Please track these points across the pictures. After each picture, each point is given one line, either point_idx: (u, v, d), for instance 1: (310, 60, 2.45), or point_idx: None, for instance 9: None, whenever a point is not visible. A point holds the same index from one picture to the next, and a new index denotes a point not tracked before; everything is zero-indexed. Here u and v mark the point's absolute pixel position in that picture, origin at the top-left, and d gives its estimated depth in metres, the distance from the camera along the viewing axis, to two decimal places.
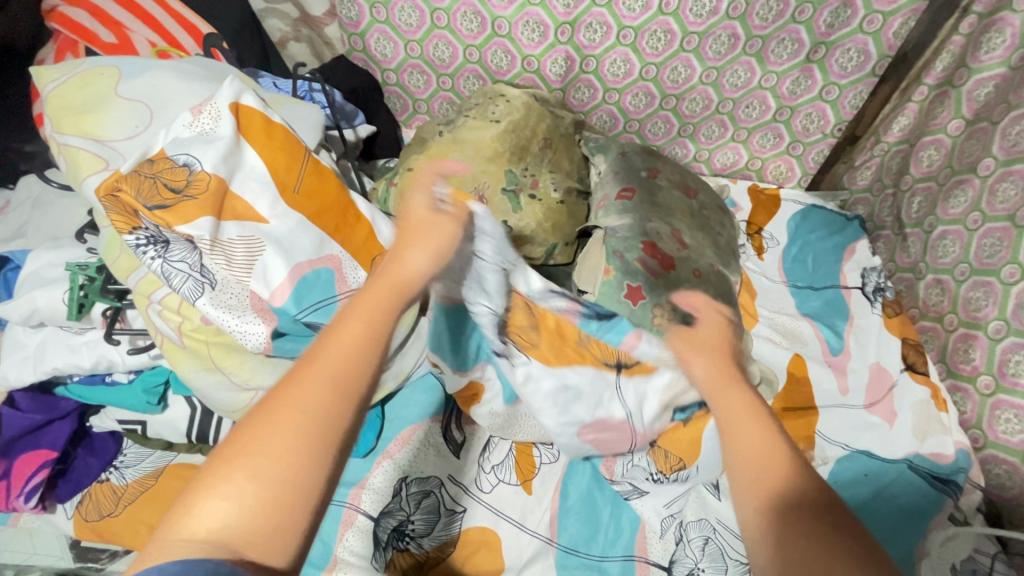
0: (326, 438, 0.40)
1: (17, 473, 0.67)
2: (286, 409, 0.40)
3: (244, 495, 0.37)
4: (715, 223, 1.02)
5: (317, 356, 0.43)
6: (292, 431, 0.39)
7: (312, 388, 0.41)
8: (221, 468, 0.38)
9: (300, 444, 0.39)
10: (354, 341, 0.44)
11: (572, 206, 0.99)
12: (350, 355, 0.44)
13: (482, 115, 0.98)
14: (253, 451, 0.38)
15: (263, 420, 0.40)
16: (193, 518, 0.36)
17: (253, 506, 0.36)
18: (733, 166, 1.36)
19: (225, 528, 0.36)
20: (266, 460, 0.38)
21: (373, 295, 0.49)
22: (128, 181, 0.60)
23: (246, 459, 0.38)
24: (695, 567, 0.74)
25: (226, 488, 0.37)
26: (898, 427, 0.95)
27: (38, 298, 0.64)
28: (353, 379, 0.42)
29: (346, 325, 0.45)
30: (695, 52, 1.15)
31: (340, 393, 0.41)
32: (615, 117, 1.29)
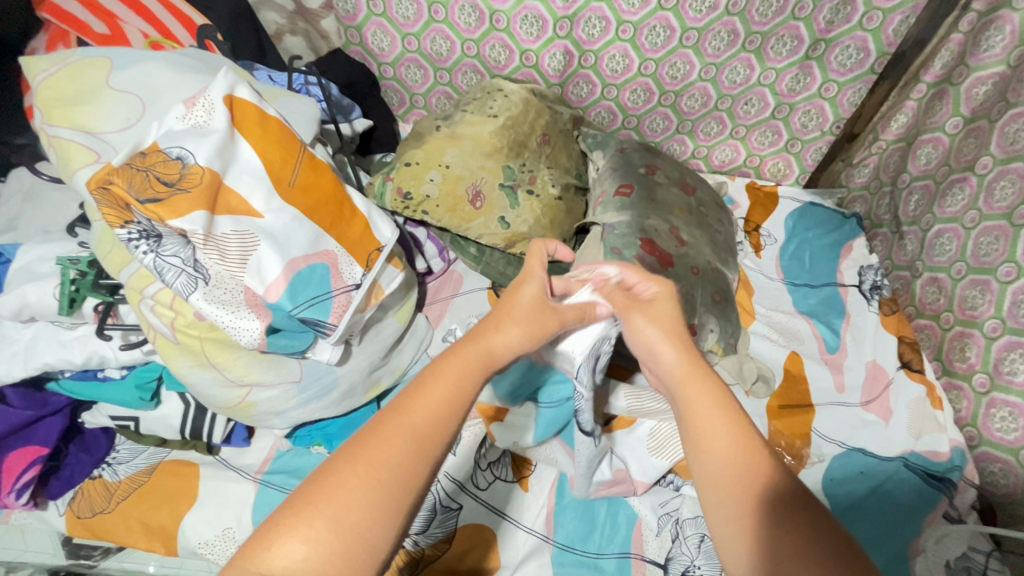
0: (400, 497, 0.40)
1: (8, 470, 0.66)
2: (363, 455, 0.41)
3: (321, 538, 0.37)
4: (713, 221, 1.02)
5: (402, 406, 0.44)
6: (375, 476, 0.40)
7: (392, 440, 0.42)
8: (298, 505, 0.38)
9: (376, 494, 0.39)
10: (446, 399, 0.45)
11: (570, 202, 0.98)
12: (438, 410, 0.44)
13: (480, 109, 0.97)
14: (327, 489, 0.39)
15: (342, 464, 0.40)
16: (269, 553, 0.36)
17: (330, 550, 0.37)
18: (732, 163, 1.36)
19: (300, 570, 0.36)
20: (348, 506, 0.38)
21: (465, 359, 0.48)
22: (120, 175, 0.58)
23: (324, 504, 0.38)
24: (691, 564, 0.74)
25: (304, 529, 0.37)
26: (893, 425, 0.96)
27: (29, 293, 0.63)
28: (432, 438, 0.43)
29: (432, 385, 0.46)
30: (694, 48, 1.14)
31: (418, 449, 0.42)
32: (613, 113, 1.28)
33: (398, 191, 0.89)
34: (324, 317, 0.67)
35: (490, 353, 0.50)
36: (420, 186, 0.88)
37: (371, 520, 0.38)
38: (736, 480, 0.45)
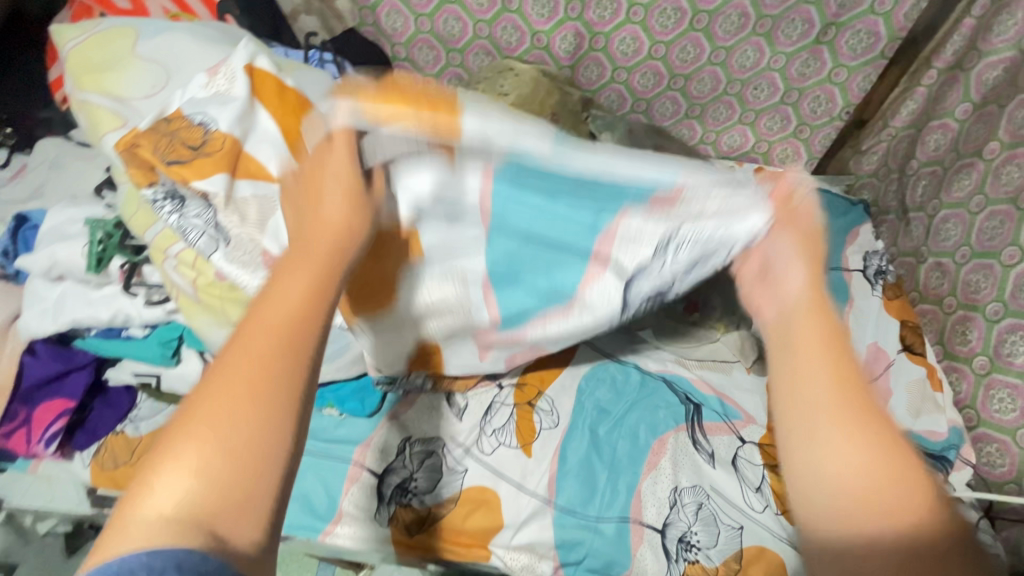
0: (277, 396, 0.39)
1: (37, 420, 0.69)
2: (221, 380, 0.39)
3: (198, 468, 0.36)
4: None
5: (250, 326, 0.42)
6: (238, 403, 0.38)
7: (250, 357, 0.40)
8: (174, 443, 0.37)
9: (244, 413, 0.38)
10: (285, 310, 0.42)
11: None
12: (293, 317, 0.42)
13: (490, 88, 1.00)
14: (200, 422, 0.37)
15: (209, 394, 0.39)
16: (151, 496, 0.36)
17: (214, 479, 0.36)
18: (740, 149, 1.34)
19: (185, 503, 0.35)
20: (219, 426, 0.37)
21: (297, 262, 0.46)
22: (147, 139, 0.62)
23: (200, 432, 0.37)
24: (688, 530, 0.79)
25: (185, 462, 0.36)
26: (893, 405, 0.97)
27: (58, 251, 0.68)
28: (289, 344, 0.41)
29: (279, 289, 0.44)
30: (704, 31, 1.16)
31: (281, 347, 0.41)
32: (623, 97, 1.28)
33: None
34: None
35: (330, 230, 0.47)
36: None
37: (252, 436, 0.37)
38: (894, 519, 0.38)
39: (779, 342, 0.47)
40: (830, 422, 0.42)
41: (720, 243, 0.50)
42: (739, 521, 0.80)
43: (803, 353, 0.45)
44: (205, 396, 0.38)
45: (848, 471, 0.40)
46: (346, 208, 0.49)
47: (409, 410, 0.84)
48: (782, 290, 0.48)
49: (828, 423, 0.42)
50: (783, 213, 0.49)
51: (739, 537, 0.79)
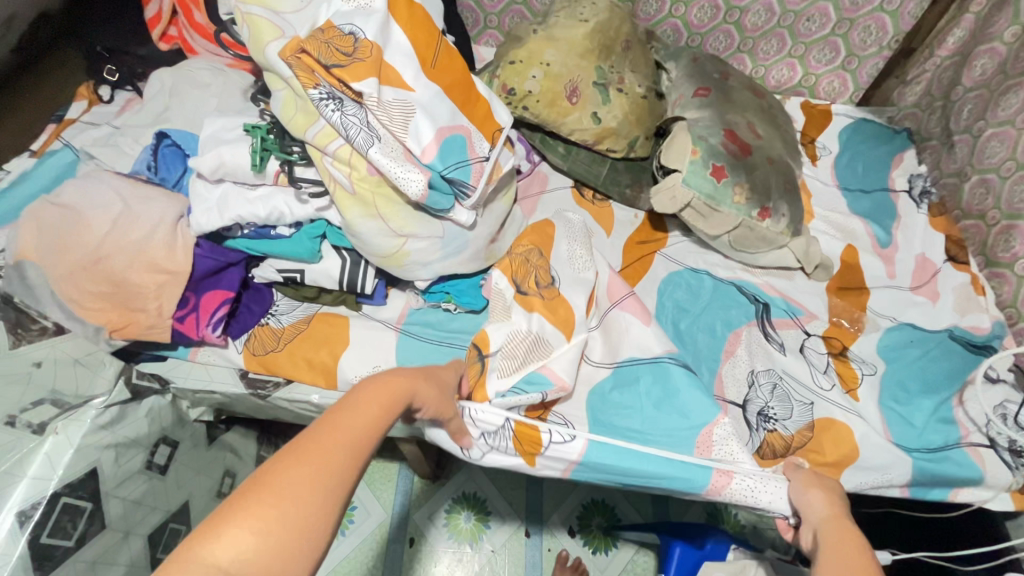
0: (337, 491, 0.46)
1: (204, 307, 0.80)
2: (299, 462, 0.45)
3: (264, 529, 0.42)
4: (782, 122, 1.10)
5: (334, 431, 0.49)
6: (307, 484, 0.45)
7: (327, 449, 0.48)
8: (248, 504, 0.42)
9: (310, 498, 0.44)
10: (364, 425, 0.52)
11: (652, 103, 1.07)
12: (364, 432, 0.51)
13: (571, 15, 1.05)
14: (277, 487, 0.43)
15: (284, 466, 0.45)
16: (216, 543, 0.40)
17: (268, 544, 0.41)
18: (787, 82, 1.42)
19: (242, 561, 0.40)
20: (294, 499, 0.43)
21: (374, 392, 0.55)
22: (311, 45, 0.70)
23: (273, 504, 0.43)
24: (766, 404, 0.89)
25: (253, 522, 0.42)
26: (940, 305, 1.07)
27: (225, 153, 0.75)
28: (358, 448, 0.50)
29: (362, 402, 0.53)
30: None
31: (349, 454, 0.49)
32: (678, 31, 1.35)
33: (504, 87, 0.98)
34: (466, 179, 0.78)
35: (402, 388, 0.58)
36: (524, 82, 0.98)
37: (305, 514, 0.43)
38: None
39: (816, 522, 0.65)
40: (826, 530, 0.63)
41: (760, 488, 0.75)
42: (810, 398, 0.90)
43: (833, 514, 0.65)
44: (283, 472, 0.44)
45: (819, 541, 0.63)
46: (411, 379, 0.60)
47: None
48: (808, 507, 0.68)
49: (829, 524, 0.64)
50: (805, 479, 0.73)
51: (810, 410, 0.89)
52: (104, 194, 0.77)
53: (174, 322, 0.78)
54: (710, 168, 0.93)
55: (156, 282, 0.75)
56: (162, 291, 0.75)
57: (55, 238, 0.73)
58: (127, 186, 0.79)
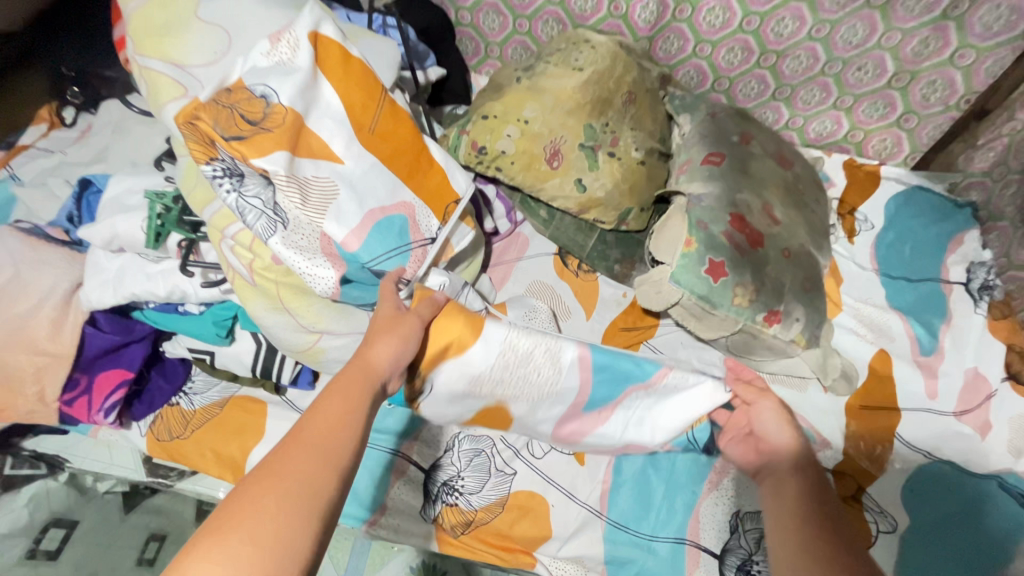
0: (308, 505, 0.40)
1: (97, 389, 0.70)
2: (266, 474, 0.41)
3: (238, 558, 0.37)
4: (810, 200, 0.93)
5: (298, 437, 0.44)
6: (275, 505, 0.39)
7: (291, 464, 0.42)
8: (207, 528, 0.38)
9: (279, 510, 0.39)
10: (330, 425, 0.46)
11: (652, 167, 0.92)
12: (333, 432, 0.45)
13: (564, 62, 0.91)
14: (229, 512, 0.39)
15: (251, 491, 0.40)
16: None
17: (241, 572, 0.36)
18: (830, 137, 1.21)
19: None
20: (261, 522, 0.38)
21: (335, 389, 0.49)
22: (206, 111, 0.58)
23: (234, 528, 0.38)
24: (749, 558, 0.71)
25: (218, 551, 0.37)
26: (991, 441, 0.87)
27: (119, 224, 0.65)
28: (334, 451, 0.44)
29: (325, 404, 0.47)
30: (808, 2, 1.00)
31: (320, 462, 0.43)
32: (703, 73, 1.16)
33: (473, 145, 0.85)
34: (399, 272, 0.65)
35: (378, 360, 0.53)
36: (497, 141, 0.84)
37: (282, 534, 0.38)
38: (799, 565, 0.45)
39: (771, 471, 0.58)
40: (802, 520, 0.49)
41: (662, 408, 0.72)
42: None
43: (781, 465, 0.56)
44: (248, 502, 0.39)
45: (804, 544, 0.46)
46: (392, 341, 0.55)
47: None
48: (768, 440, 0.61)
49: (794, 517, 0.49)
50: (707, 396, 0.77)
51: None
52: None
53: (61, 405, 0.69)
54: (706, 264, 0.78)
55: (35, 364, 0.66)
56: (43, 374, 0.67)
57: None
58: (23, 245, 0.71)
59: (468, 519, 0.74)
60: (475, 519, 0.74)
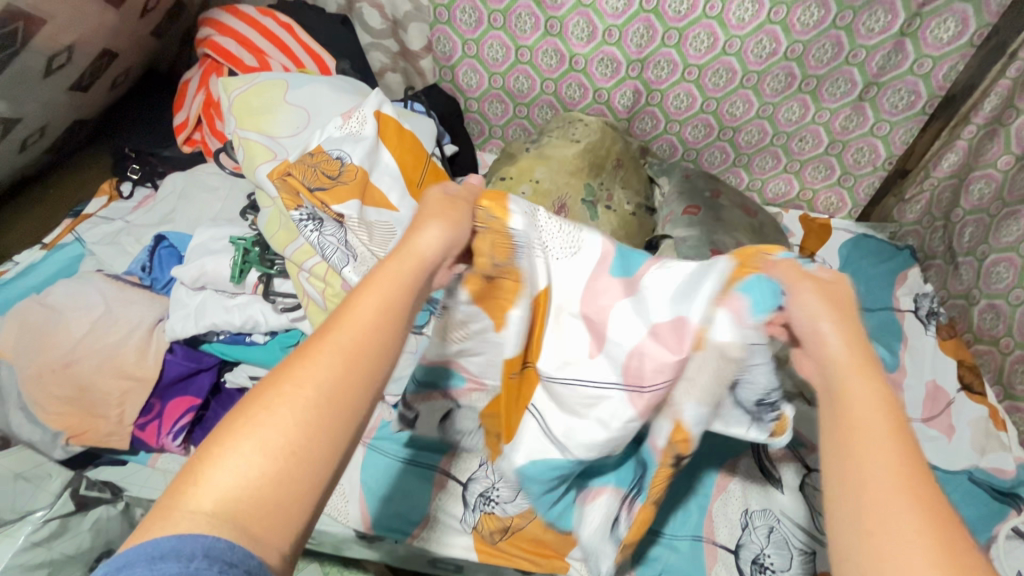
0: (337, 413, 0.40)
1: (168, 414, 0.77)
2: (291, 380, 0.41)
3: (253, 464, 0.37)
4: (774, 241, 1.11)
5: (325, 339, 0.43)
6: (298, 409, 0.40)
7: (318, 364, 0.41)
8: (233, 428, 0.39)
9: (305, 420, 0.39)
10: (362, 325, 0.44)
11: (642, 218, 1.09)
12: (364, 333, 0.44)
13: (564, 136, 1.11)
14: (256, 417, 0.39)
15: (271, 393, 0.40)
16: (199, 486, 0.36)
17: (263, 476, 0.37)
18: (785, 196, 1.43)
19: (235, 496, 0.36)
20: (278, 432, 0.39)
21: (379, 282, 0.47)
22: (297, 169, 0.73)
23: (251, 433, 0.38)
24: (760, 552, 0.78)
25: (240, 456, 0.37)
26: (957, 441, 1.00)
27: (207, 263, 0.78)
28: (364, 357, 0.43)
29: (359, 302, 0.45)
30: (754, 89, 1.23)
31: (349, 368, 0.42)
32: (674, 146, 1.39)
33: None
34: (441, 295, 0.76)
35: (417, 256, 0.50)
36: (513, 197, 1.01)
37: (311, 452, 0.39)
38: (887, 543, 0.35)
39: (827, 399, 0.44)
40: (905, 497, 0.36)
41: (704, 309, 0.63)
42: (811, 546, 0.77)
43: (854, 397, 0.42)
44: (269, 405, 0.39)
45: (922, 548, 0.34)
46: (445, 237, 0.54)
47: None
48: (819, 350, 0.47)
49: (898, 496, 0.37)
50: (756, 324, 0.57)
51: (810, 562, 0.76)
52: (89, 297, 0.80)
53: (134, 430, 0.76)
54: None
55: (121, 388, 0.75)
56: (126, 398, 0.75)
57: (35, 341, 0.75)
58: (113, 288, 0.82)
59: (505, 527, 0.80)
60: (511, 527, 0.80)
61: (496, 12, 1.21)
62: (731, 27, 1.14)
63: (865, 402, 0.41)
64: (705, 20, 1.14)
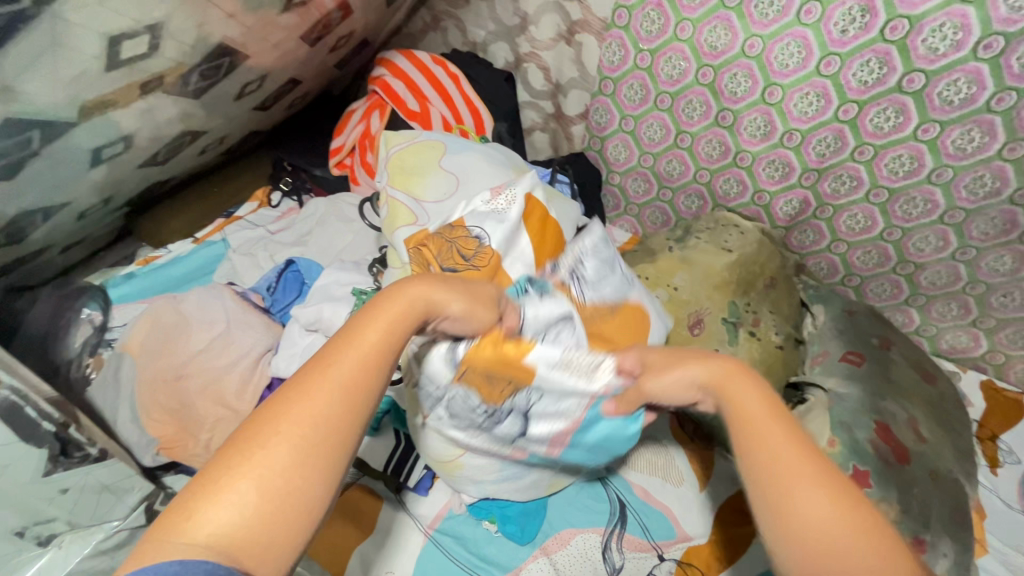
0: (333, 437, 0.40)
1: None
2: (287, 421, 0.39)
3: (246, 499, 0.36)
4: (956, 419, 0.89)
5: (319, 371, 0.42)
6: (297, 436, 0.39)
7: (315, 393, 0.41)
8: (227, 468, 0.37)
9: (300, 446, 0.39)
10: (362, 350, 0.44)
11: (789, 354, 0.92)
12: (361, 362, 0.43)
13: (714, 240, 0.98)
14: (247, 459, 0.37)
15: (263, 425, 0.39)
16: (195, 522, 0.35)
17: (253, 511, 0.36)
18: (965, 352, 1.18)
19: (227, 535, 0.35)
20: (273, 464, 0.38)
21: (378, 312, 0.47)
22: (434, 242, 0.69)
23: (243, 469, 0.37)
24: None
25: (227, 493, 0.36)
26: None
27: (325, 310, 0.78)
28: (362, 386, 0.42)
29: (359, 332, 0.45)
30: (955, 227, 1.03)
31: (347, 400, 0.41)
32: (835, 267, 1.21)
33: None
34: None
35: (422, 302, 0.50)
36: None
37: (304, 484, 0.38)
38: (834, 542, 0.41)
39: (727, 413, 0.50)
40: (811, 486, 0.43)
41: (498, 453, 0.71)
42: None
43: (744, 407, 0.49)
44: (260, 437, 0.38)
45: (844, 529, 0.40)
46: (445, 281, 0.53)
47: (560, 550, 0.80)
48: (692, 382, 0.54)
49: (809, 487, 0.42)
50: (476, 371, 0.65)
51: None
52: (214, 312, 0.82)
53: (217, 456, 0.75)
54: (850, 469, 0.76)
55: (216, 416, 0.76)
56: (217, 425, 0.76)
57: (157, 344, 0.79)
58: (236, 307, 0.84)
59: None
60: None
61: (665, 93, 1.14)
62: (946, 154, 0.95)
63: (746, 404, 0.49)
64: (912, 142, 0.96)
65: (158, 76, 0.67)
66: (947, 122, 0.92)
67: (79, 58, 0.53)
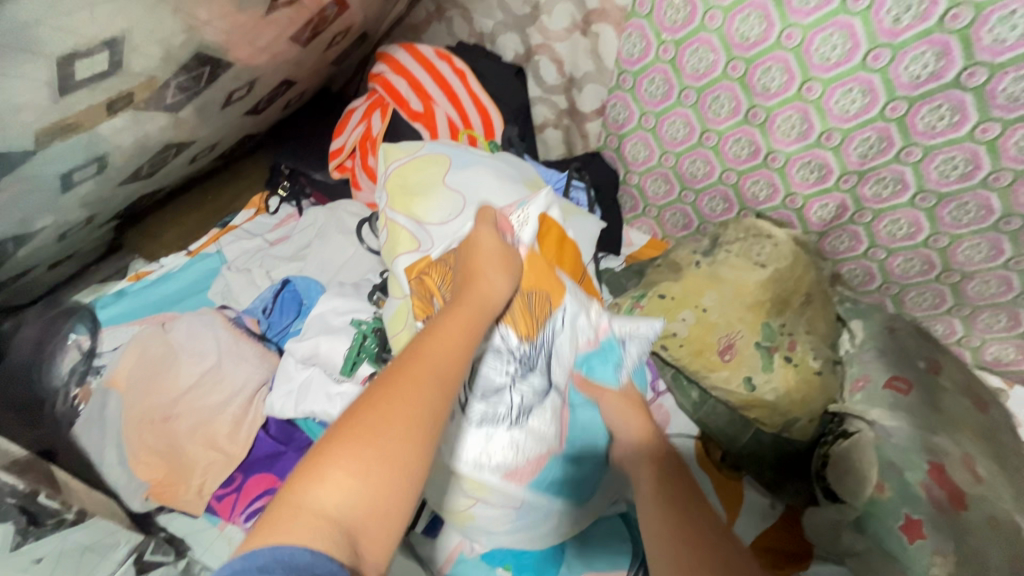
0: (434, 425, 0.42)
1: (246, 491, 0.72)
2: (399, 402, 0.41)
3: (364, 472, 0.38)
4: (1011, 451, 0.82)
5: (415, 361, 0.45)
6: (406, 419, 0.41)
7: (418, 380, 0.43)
8: (334, 450, 0.39)
9: (407, 430, 0.41)
10: (449, 345, 0.47)
11: (828, 379, 0.84)
12: (449, 354, 0.47)
13: (745, 254, 0.88)
14: (359, 435, 0.39)
15: (371, 407, 0.41)
16: (315, 490, 0.37)
17: (368, 485, 0.38)
18: (1012, 365, 1.10)
19: (346, 510, 0.37)
20: (389, 442, 0.40)
21: (460, 312, 0.51)
22: (436, 270, 0.63)
23: (364, 444, 0.39)
24: None
25: (342, 468, 0.38)
26: None
27: (321, 343, 0.73)
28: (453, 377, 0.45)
29: (444, 329, 0.49)
30: (1012, 235, 0.92)
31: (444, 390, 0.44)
32: (871, 273, 1.10)
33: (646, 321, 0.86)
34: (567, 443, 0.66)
35: (489, 305, 0.54)
36: (671, 323, 0.85)
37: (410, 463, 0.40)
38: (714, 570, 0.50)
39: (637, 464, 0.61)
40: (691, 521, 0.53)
41: (538, 449, 0.65)
42: None
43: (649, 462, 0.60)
44: (366, 416, 0.40)
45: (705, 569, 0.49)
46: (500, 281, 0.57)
47: None
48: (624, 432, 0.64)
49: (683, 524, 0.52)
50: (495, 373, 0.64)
51: None
52: (205, 342, 0.76)
53: (212, 499, 0.71)
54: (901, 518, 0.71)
55: (207, 459, 0.71)
56: (207, 470, 0.71)
57: (143, 380, 0.73)
58: (229, 335, 0.78)
59: None
60: None
61: (690, 88, 1.04)
62: (1006, 157, 0.85)
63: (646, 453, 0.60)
64: (967, 143, 0.86)
65: (129, 93, 0.60)
66: (1010, 122, 0.82)
67: (32, 84, 0.47)
